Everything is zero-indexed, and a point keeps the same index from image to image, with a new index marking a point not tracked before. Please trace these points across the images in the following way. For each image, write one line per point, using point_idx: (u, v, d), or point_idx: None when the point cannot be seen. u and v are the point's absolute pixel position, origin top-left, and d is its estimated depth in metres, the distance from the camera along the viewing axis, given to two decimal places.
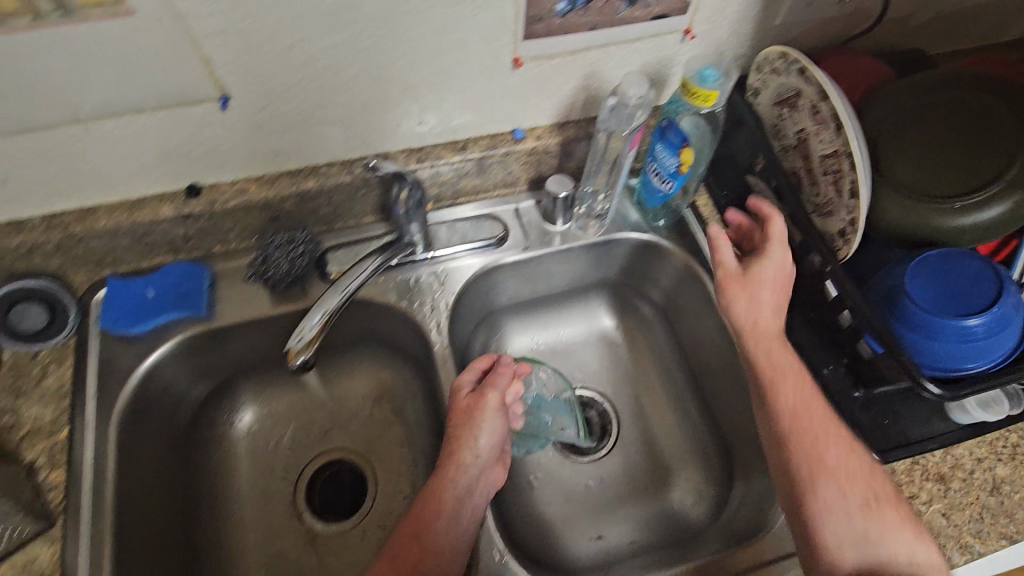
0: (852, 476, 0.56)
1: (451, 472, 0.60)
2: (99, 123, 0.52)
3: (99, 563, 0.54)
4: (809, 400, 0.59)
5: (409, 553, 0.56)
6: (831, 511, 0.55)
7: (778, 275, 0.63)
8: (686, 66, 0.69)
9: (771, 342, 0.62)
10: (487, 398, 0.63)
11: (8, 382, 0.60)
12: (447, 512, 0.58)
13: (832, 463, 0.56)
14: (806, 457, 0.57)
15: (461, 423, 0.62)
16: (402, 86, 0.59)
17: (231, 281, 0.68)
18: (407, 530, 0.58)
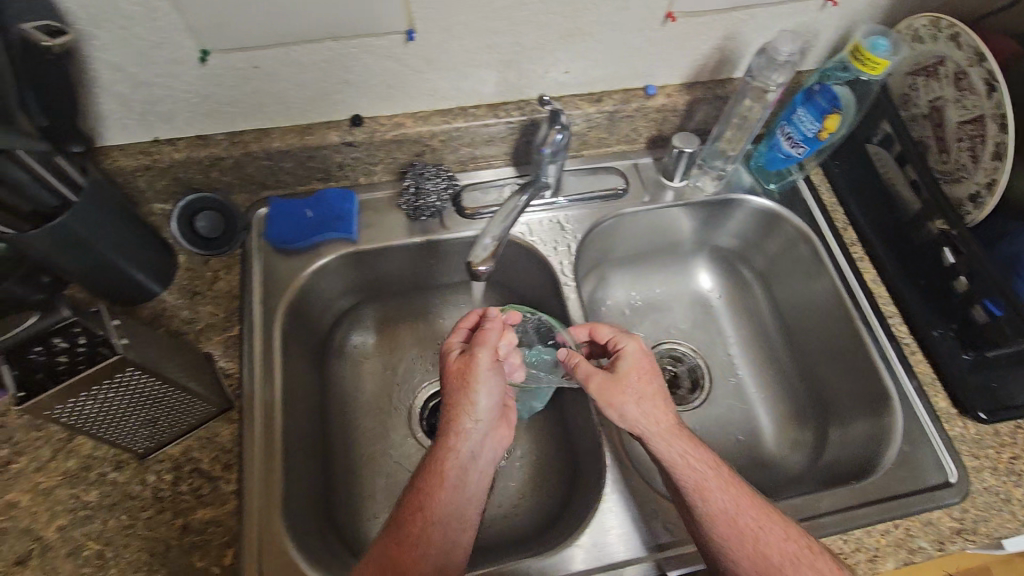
0: (727, 496, 0.54)
1: (452, 440, 0.57)
2: (299, 47, 0.57)
3: (268, 444, 0.60)
4: (632, 405, 0.59)
5: (414, 529, 0.53)
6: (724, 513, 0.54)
7: (643, 364, 0.62)
8: (818, 34, 0.71)
9: (662, 430, 0.58)
10: (475, 358, 0.59)
11: (184, 283, 0.67)
12: (450, 483, 0.55)
13: (682, 476, 0.56)
14: (678, 475, 0.56)
15: (454, 392, 0.58)
16: (561, 33, 0.63)
17: (374, 210, 0.73)
18: (411, 504, 0.54)
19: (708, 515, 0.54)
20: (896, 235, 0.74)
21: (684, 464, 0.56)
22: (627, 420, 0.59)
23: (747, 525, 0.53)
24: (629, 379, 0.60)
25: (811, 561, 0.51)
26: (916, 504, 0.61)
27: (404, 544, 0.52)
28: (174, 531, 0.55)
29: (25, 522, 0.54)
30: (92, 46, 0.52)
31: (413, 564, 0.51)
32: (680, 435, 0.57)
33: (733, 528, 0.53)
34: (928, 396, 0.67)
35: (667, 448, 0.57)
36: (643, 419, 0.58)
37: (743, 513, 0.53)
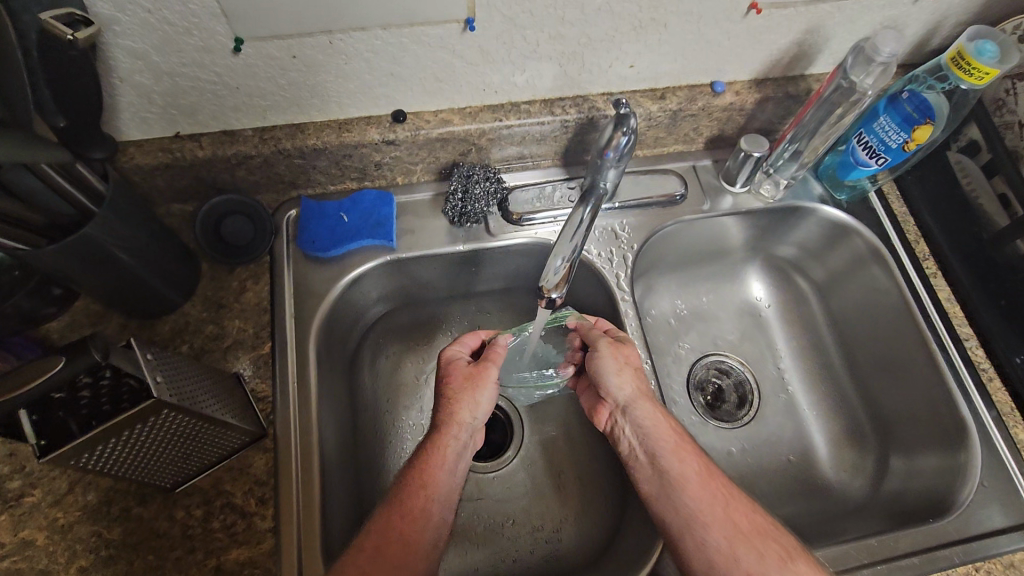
0: (710, 483, 0.55)
1: (453, 431, 0.57)
2: (343, 36, 0.50)
3: (305, 476, 0.55)
4: (629, 386, 0.60)
5: (416, 505, 0.52)
6: (711, 518, 0.53)
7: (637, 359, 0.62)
8: (906, 28, 0.64)
9: (653, 417, 0.59)
10: (489, 368, 0.61)
11: (209, 294, 0.61)
12: (450, 470, 0.55)
13: (667, 461, 0.56)
14: (665, 460, 0.56)
15: (458, 389, 0.59)
16: (633, 23, 0.56)
17: (413, 213, 0.67)
18: (408, 484, 0.53)
19: (692, 498, 0.54)
20: (973, 252, 0.69)
21: (675, 449, 0.57)
22: (620, 398, 0.60)
23: (732, 514, 0.53)
24: (630, 363, 0.61)
25: (792, 557, 0.51)
26: (990, 547, 0.58)
27: (406, 518, 0.51)
28: (206, 573, 0.50)
29: (43, 563, 0.49)
30: (112, 31, 0.45)
31: (412, 538, 0.50)
32: (666, 422, 0.58)
33: (718, 512, 0.53)
34: (1006, 428, 0.63)
35: (656, 434, 0.58)
36: (638, 403, 0.59)
37: (727, 501, 0.54)
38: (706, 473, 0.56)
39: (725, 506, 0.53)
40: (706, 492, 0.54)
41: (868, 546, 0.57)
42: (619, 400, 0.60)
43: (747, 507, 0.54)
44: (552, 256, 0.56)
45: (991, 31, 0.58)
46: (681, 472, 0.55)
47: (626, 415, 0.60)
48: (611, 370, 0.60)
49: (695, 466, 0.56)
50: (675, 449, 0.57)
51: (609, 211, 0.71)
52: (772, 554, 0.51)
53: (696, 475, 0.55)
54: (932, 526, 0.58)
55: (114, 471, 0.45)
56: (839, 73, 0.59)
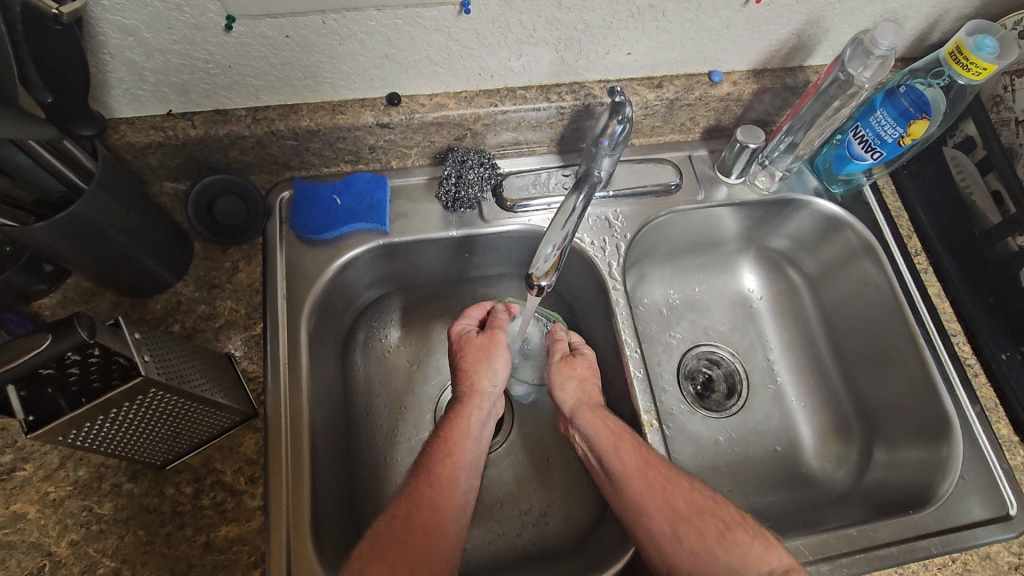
0: (648, 472, 0.56)
1: (476, 401, 0.59)
2: (337, 16, 0.50)
3: (295, 456, 0.55)
4: (574, 396, 0.63)
5: (443, 471, 0.53)
6: (651, 507, 0.54)
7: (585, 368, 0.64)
8: (907, 21, 0.64)
9: (597, 417, 0.61)
10: (500, 335, 0.62)
11: (201, 274, 0.61)
12: (472, 437, 0.57)
13: (610, 460, 0.57)
14: (607, 459, 0.57)
15: (474, 360, 0.61)
16: (630, 10, 0.55)
17: (407, 197, 0.67)
18: (434, 453, 0.55)
19: (634, 492, 0.55)
20: (965, 248, 0.69)
21: (613, 447, 0.58)
22: (567, 409, 0.63)
23: (672, 498, 0.54)
24: (574, 376, 0.64)
25: (731, 529, 0.52)
26: (967, 539, 0.59)
27: (433, 487, 0.52)
28: (195, 549, 0.51)
29: (35, 535, 0.50)
30: (101, 6, 0.45)
31: (442, 504, 0.52)
32: (606, 423, 0.60)
33: (659, 500, 0.54)
34: (989, 423, 0.64)
35: (597, 436, 0.59)
36: (579, 411, 0.61)
37: (666, 488, 0.55)
38: (643, 459, 0.57)
39: (664, 491, 0.54)
40: (644, 483, 0.55)
41: (848, 535, 0.58)
42: (567, 411, 0.63)
43: (682, 487, 0.55)
44: (544, 241, 0.55)
45: (989, 25, 0.57)
46: (623, 467, 0.56)
47: (573, 425, 0.62)
48: (558, 386, 0.64)
49: (633, 458, 0.57)
50: (612, 446, 0.58)
51: (603, 200, 0.71)
52: (711, 530, 0.52)
53: (632, 467, 0.56)
54: (912, 517, 0.60)
55: (105, 448, 0.46)
56: (837, 64, 0.59)
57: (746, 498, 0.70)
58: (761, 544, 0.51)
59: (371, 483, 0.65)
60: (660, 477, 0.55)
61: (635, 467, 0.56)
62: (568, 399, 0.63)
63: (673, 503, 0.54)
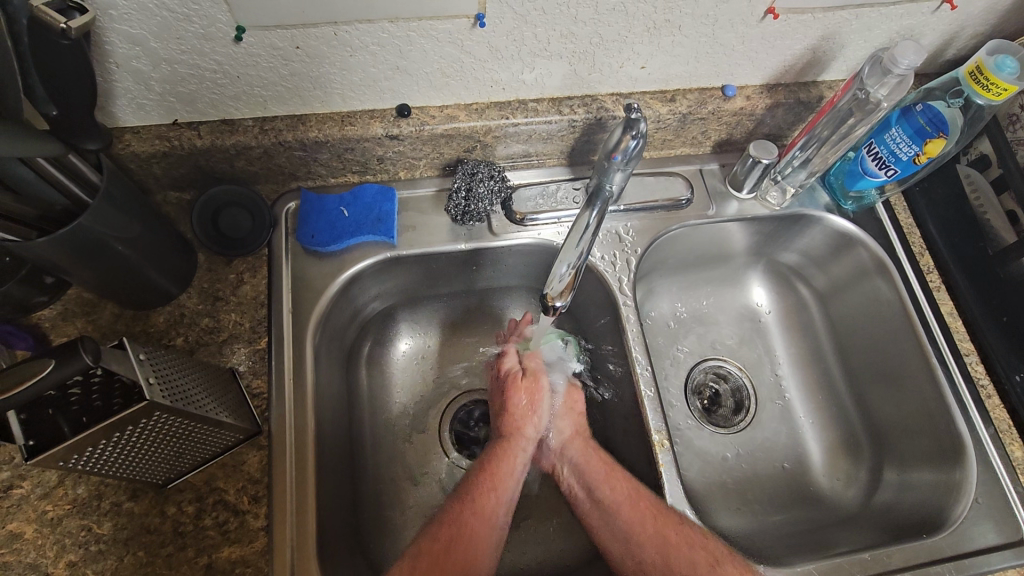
0: (639, 504, 0.56)
1: (520, 443, 0.62)
2: (349, 28, 0.49)
3: (300, 475, 0.54)
4: (571, 428, 0.64)
5: (488, 505, 0.56)
6: (640, 545, 0.55)
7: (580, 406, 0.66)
8: (924, 38, 0.63)
9: (587, 449, 0.62)
10: (545, 381, 0.66)
11: (205, 286, 0.60)
12: (514, 477, 0.59)
13: (602, 491, 0.59)
14: (599, 491, 0.59)
15: (520, 401, 0.64)
16: (647, 24, 0.55)
17: (415, 209, 0.66)
18: (479, 486, 0.57)
19: (625, 523, 0.56)
20: (976, 267, 0.68)
21: (606, 478, 0.59)
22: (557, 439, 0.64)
23: (661, 528, 0.55)
24: (572, 410, 0.66)
25: (720, 559, 0.54)
26: (980, 564, 0.58)
27: (474, 520, 0.54)
28: (197, 571, 0.50)
29: (32, 556, 0.49)
30: (107, 16, 0.44)
31: (478, 546, 0.53)
32: (597, 457, 0.62)
33: (649, 531, 0.55)
34: (1003, 444, 0.63)
35: (588, 470, 0.61)
36: (572, 443, 0.63)
37: (655, 517, 0.55)
38: (637, 490, 0.58)
39: (653, 523, 0.55)
40: (634, 515, 0.56)
41: (861, 560, 0.57)
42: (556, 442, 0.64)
43: (671, 519, 0.55)
44: (557, 261, 0.56)
45: (1009, 45, 0.57)
46: (612, 497, 0.58)
47: (563, 457, 0.63)
48: (556, 411, 0.65)
49: (621, 492, 0.58)
50: (603, 480, 0.59)
51: (613, 213, 0.70)
52: (701, 561, 0.53)
53: (622, 501, 0.57)
54: (925, 541, 0.59)
55: (108, 469, 0.45)
56: (855, 82, 0.58)
57: (754, 517, 0.69)
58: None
59: (376, 501, 0.63)
60: (650, 509, 0.56)
61: (625, 500, 0.57)
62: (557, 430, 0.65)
63: (664, 541, 0.54)
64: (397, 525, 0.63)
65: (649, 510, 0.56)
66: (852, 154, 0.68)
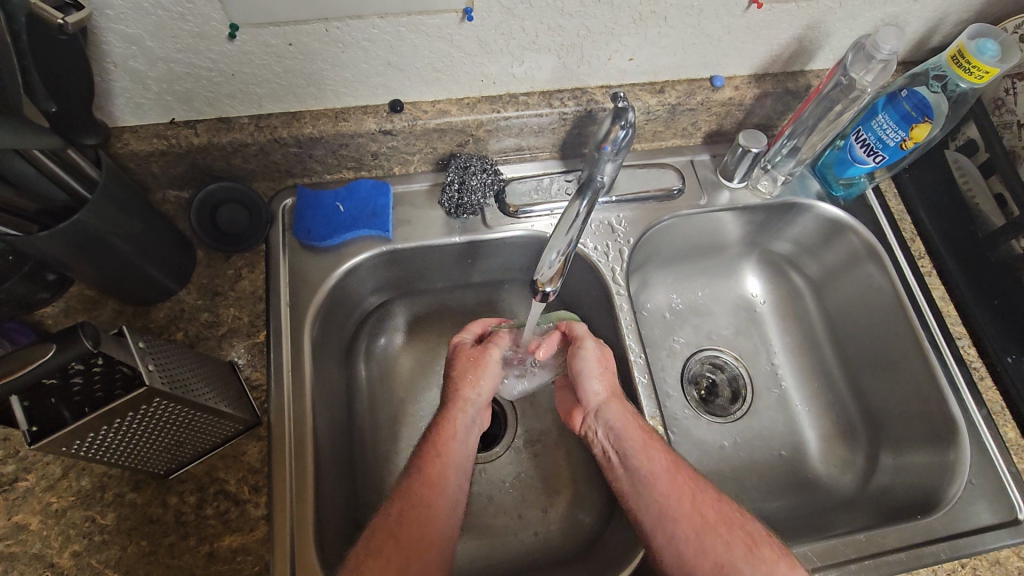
0: (677, 478, 0.56)
1: (461, 407, 0.59)
2: (340, 24, 0.50)
3: (299, 469, 0.55)
4: (605, 389, 0.61)
5: (433, 471, 0.54)
6: (672, 526, 0.54)
7: (606, 360, 0.63)
8: (909, 25, 0.64)
9: (625, 413, 0.60)
10: (493, 352, 0.63)
11: (204, 281, 0.61)
12: (459, 440, 0.57)
13: (637, 459, 0.57)
14: (633, 458, 0.57)
15: (463, 370, 0.62)
16: (632, 16, 0.55)
17: (409, 203, 0.67)
18: (423, 452, 0.56)
19: (659, 496, 0.55)
20: (968, 251, 0.69)
21: (643, 449, 0.57)
22: (593, 400, 0.61)
23: (700, 505, 0.54)
24: (605, 366, 0.62)
25: (757, 543, 0.52)
26: (975, 544, 0.58)
27: (425, 485, 0.53)
28: (199, 560, 0.51)
29: (38, 547, 0.50)
30: (104, 16, 0.45)
31: (434, 501, 0.53)
32: (635, 422, 0.59)
33: (685, 506, 0.54)
34: (996, 426, 0.64)
35: (625, 434, 0.58)
36: (609, 404, 0.60)
37: (694, 494, 0.55)
38: (671, 459, 0.57)
39: (690, 498, 0.55)
40: (666, 494, 0.55)
41: (856, 541, 0.58)
42: (593, 402, 0.61)
43: (708, 499, 0.55)
44: (547, 249, 0.56)
45: (992, 30, 0.58)
46: (647, 471, 0.56)
47: (598, 418, 0.61)
48: (590, 370, 0.61)
49: (654, 470, 0.56)
50: (637, 454, 0.57)
51: (606, 205, 0.71)
52: (738, 542, 0.52)
53: (658, 477, 0.56)
54: (919, 522, 0.59)
55: (111, 457, 0.46)
56: (839, 69, 0.59)
57: (752, 504, 0.69)
58: (786, 564, 0.51)
59: (374, 492, 0.64)
60: (684, 489, 0.55)
61: (661, 478, 0.56)
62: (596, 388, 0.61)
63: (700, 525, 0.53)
64: None
65: (683, 487, 0.55)
66: (841, 142, 0.69)
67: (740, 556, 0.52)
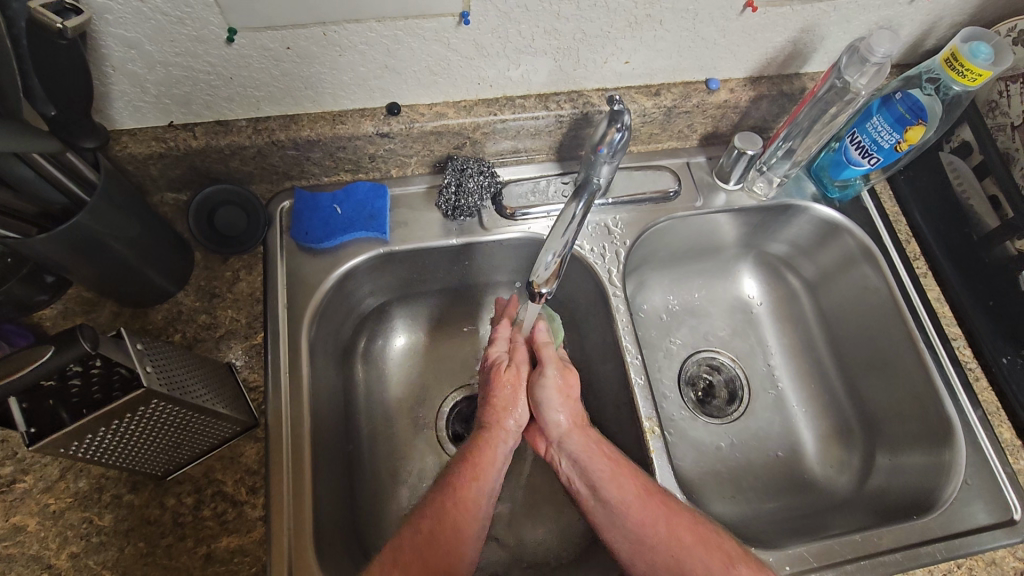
0: (648, 502, 0.55)
1: (501, 433, 0.59)
2: (338, 28, 0.50)
3: (297, 470, 0.55)
4: (568, 420, 0.60)
5: (469, 496, 0.54)
6: (650, 553, 0.54)
7: (567, 389, 0.62)
8: (903, 28, 0.64)
9: (589, 443, 0.59)
10: (530, 370, 0.62)
11: (202, 283, 0.61)
12: (497, 468, 0.57)
13: (606, 489, 0.56)
14: (604, 490, 0.56)
15: (506, 393, 0.61)
16: (628, 20, 0.56)
17: (406, 205, 0.68)
18: (461, 472, 0.55)
19: (635, 524, 0.54)
20: (963, 252, 0.69)
21: (611, 476, 0.57)
22: (555, 433, 0.60)
23: (676, 529, 0.54)
24: (567, 395, 0.61)
25: (736, 560, 0.52)
26: (970, 544, 0.59)
27: (459, 506, 0.53)
28: (196, 562, 0.51)
29: (35, 549, 0.50)
30: (103, 20, 0.45)
31: (464, 527, 0.52)
32: (602, 451, 0.59)
33: (661, 531, 0.54)
34: (991, 427, 0.64)
35: (591, 464, 0.58)
36: (572, 435, 0.60)
37: (669, 518, 0.54)
38: (640, 482, 0.57)
39: (665, 522, 0.54)
40: (639, 521, 0.54)
41: (852, 542, 0.58)
42: (554, 433, 0.60)
43: (682, 522, 0.55)
44: (543, 251, 0.56)
45: (982, 34, 0.58)
46: (619, 500, 0.56)
47: (561, 449, 0.60)
48: (551, 403, 0.61)
49: (624, 498, 0.56)
50: (606, 484, 0.57)
51: (602, 207, 0.71)
52: (716, 562, 0.52)
53: (628, 505, 0.55)
54: (915, 522, 0.59)
55: (108, 459, 0.46)
56: (833, 72, 0.60)
57: (748, 505, 0.69)
58: None
59: (371, 493, 0.64)
60: (658, 512, 0.55)
61: (632, 506, 0.55)
62: (557, 419, 0.60)
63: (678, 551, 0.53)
64: (394, 518, 0.64)
65: (657, 512, 0.55)
66: (836, 144, 0.69)
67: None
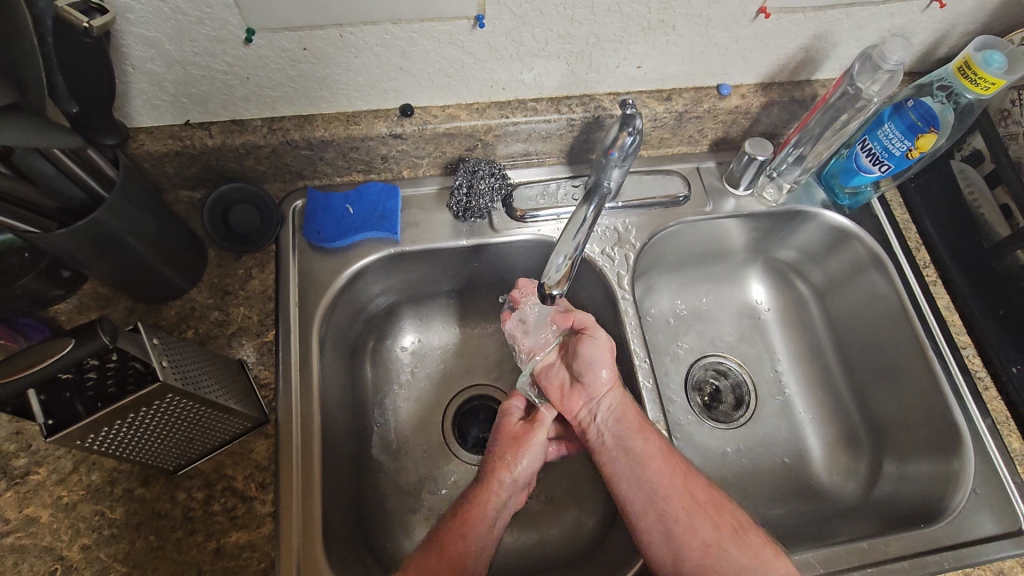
0: (670, 461, 0.57)
1: (495, 487, 0.58)
2: (354, 29, 0.51)
3: (306, 466, 0.55)
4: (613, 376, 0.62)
5: (457, 546, 0.53)
6: (663, 509, 0.55)
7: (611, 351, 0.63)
8: (916, 36, 0.64)
9: (623, 400, 0.61)
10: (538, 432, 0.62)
11: (215, 280, 0.62)
12: (487, 524, 0.56)
13: (632, 442, 0.58)
14: (630, 440, 0.58)
15: (505, 448, 0.61)
16: (641, 25, 0.56)
17: (417, 206, 0.68)
18: (449, 522, 0.55)
19: (652, 476, 0.57)
20: (973, 260, 0.69)
21: (639, 431, 0.59)
22: (597, 385, 0.61)
23: (692, 488, 0.56)
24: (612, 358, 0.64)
25: (745, 529, 0.55)
26: (977, 554, 0.58)
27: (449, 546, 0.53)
28: (205, 556, 0.51)
29: (47, 540, 0.50)
30: (125, 19, 0.46)
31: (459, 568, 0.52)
32: (635, 410, 0.60)
33: (677, 489, 0.56)
34: (1000, 436, 0.64)
35: (625, 417, 0.60)
36: (614, 390, 0.61)
37: (686, 478, 0.57)
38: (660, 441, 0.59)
39: (684, 485, 0.56)
40: (657, 477, 0.57)
41: (860, 549, 0.58)
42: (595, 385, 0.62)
43: (698, 485, 0.57)
44: (552, 254, 0.59)
45: (998, 40, 0.58)
46: (641, 454, 0.58)
47: (596, 399, 0.61)
48: (599, 359, 0.62)
49: (647, 452, 0.58)
50: (631, 443, 0.58)
51: (612, 210, 0.72)
52: (727, 527, 0.54)
53: (649, 462, 0.57)
54: (922, 530, 0.59)
55: (122, 451, 0.46)
56: (845, 79, 0.60)
57: (754, 510, 0.69)
58: (772, 551, 0.53)
59: (378, 492, 0.65)
60: (675, 471, 0.57)
61: (654, 461, 0.57)
62: (605, 377, 0.62)
63: (691, 515, 0.55)
64: (400, 516, 0.65)
65: (677, 474, 0.57)
66: (847, 152, 0.69)
67: (729, 546, 0.53)
